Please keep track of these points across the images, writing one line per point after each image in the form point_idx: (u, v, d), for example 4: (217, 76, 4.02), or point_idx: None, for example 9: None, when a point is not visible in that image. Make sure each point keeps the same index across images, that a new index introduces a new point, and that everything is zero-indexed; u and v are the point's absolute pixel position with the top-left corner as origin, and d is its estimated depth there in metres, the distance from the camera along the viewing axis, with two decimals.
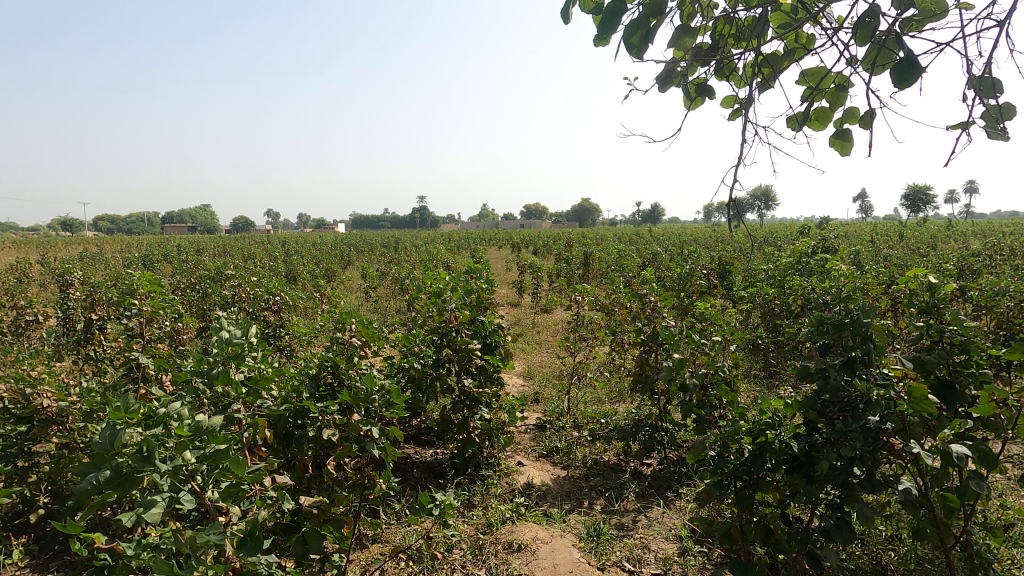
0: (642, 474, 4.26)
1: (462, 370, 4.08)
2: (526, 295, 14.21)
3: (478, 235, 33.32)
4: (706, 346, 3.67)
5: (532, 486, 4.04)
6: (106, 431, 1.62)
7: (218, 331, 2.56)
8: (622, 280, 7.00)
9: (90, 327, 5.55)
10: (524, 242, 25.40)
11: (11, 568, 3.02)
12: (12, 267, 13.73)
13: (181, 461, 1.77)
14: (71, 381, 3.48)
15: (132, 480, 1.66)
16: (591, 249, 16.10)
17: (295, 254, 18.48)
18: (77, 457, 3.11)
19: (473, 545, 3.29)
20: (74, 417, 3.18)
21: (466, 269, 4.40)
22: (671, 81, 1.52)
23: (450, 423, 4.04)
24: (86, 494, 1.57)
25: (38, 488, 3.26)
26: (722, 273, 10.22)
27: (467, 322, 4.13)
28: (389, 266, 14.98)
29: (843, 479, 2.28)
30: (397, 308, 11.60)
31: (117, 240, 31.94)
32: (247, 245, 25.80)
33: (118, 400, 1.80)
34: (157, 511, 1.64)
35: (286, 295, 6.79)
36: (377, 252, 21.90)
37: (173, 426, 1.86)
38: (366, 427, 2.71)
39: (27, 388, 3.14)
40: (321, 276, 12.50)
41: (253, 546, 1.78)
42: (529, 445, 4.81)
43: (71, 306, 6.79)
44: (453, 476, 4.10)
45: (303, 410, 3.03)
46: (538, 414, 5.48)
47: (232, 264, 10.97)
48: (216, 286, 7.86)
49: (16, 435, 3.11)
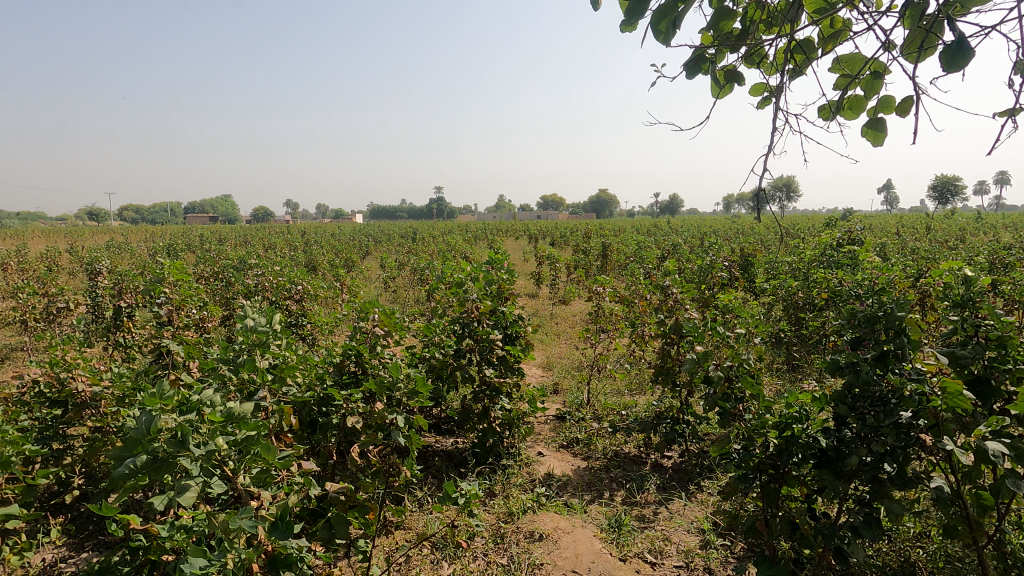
0: (664, 467, 4.24)
1: (484, 360, 4.06)
2: (543, 287, 14.20)
3: (496, 227, 33.27)
4: (730, 338, 3.57)
5: (552, 476, 4.04)
6: (142, 415, 1.65)
7: (244, 318, 2.59)
8: (642, 271, 6.91)
9: (119, 314, 5.66)
10: (541, 234, 25.33)
11: (49, 546, 3.10)
12: (45, 257, 14.16)
13: (214, 447, 1.81)
14: (103, 366, 3.55)
15: (168, 463, 1.69)
16: (611, 240, 15.96)
17: (312, 244, 18.71)
18: (110, 441, 3.18)
19: (495, 533, 3.32)
20: (107, 401, 3.25)
21: (488, 260, 4.41)
22: (699, 68, 1.51)
23: (471, 413, 4.06)
24: (123, 478, 1.61)
25: (73, 470, 3.34)
26: (744, 264, 10.10)
27: (488, 312, 4.12)
28: (406, 256, 15.00)
29: (872, 475, 2.24)
30: (416, 298, 11.68)
31: (143, 232, 32.65)
32: (269, 235, 26.07)
33: (152, 386, 1.82)
34: (190, 494, 1.67)
35: (307, 284, 6.87)
36: (395, 242, 21.89)
37: (205, 412, 1.88)
38: (391, 415, 2.75)
39: (62, 371, 3.22)
40: (340, 265, 12.59)
41: (284, 530, 1.83)
42: (549, 435, 4.82)
43: (100, 294, 6.96)
44: (475, 465, 4.12)
45: (327, 398, 3.09)
46: (557, 405, 5.47)
47: (253, 254, 11.05)
48: (239, 276, 7.95)
49: (53, 418, 3.20)
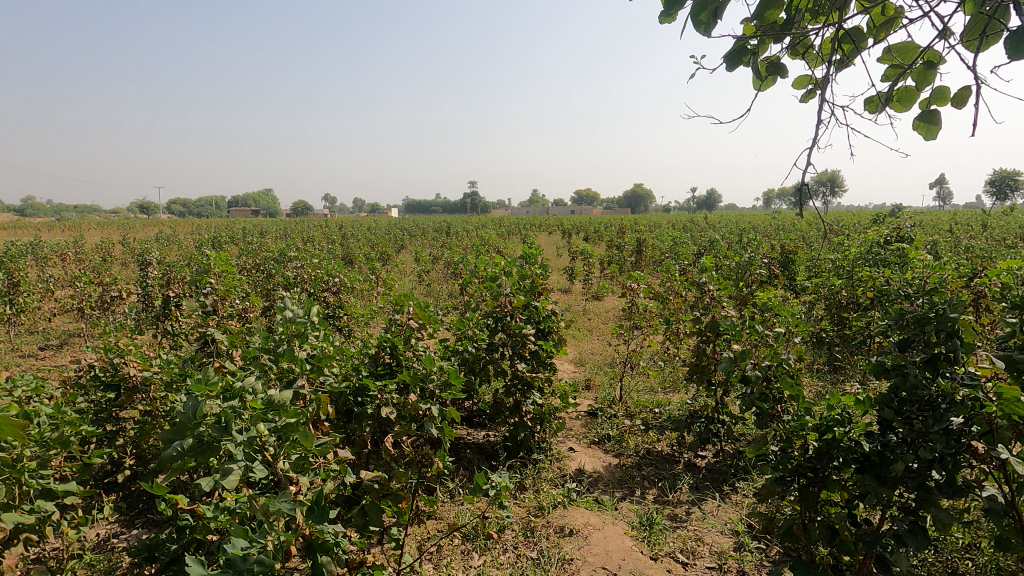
0: (697, 467, 4.17)
1: (517, 354, 4.07)
2: (577, 282, 14.12)
3: (529, 222, 33.21)
4: (769, 337, 3.47)
5: (583, 472, 4.03)
6: (189, 401, 1.74)
7: (284, 310, 2.67)
8: (678, 267, 6.79)
9: (167, 303, 5.91)
10: (575, 229, 25.16)
11: (103, 522, 3.28)
12: (99, 248, 14.87)
13: (255, 433, 1.87)
14: (153, 352, 3.72)
15: (212, 447, 1.75)
16: (646, 236, 15.72)
17: (349, 238, 19.07)
18: (159, 424, 3.33)
19: (525, 526, 3.34)
20: (156, 386, 3.40)
21: (521, 254, 4.41)
22: (741, 59, 1.47)
23: (502, 407, 4.08)
24: (171, 460, 1.69)
25: (125, 451, 3.52)
26: (785, 262, 9.81)
27: (521, 307, 4.12)
28: (440, 249, 15.13)
29: (918, 482, 2.16)
30: (450, 292, 11.78)
31: (189, 225, 33.92)
32: (307, 228, 26.74)
33: (198, 372, 1.90)
34: (233, 478, 1.74)
35: (344, 276, 7.01)
36: (430, 237, 22.11)
37: (248, 399, 1.95)
38: (424, 406, 2.79)
39: (116, 357, 3.39)
40: (376, 258, 12.80)
41: (320, 514, 1.80)
42: (580, 431, 4.80)
43: (150, 284, 7.27)
44: (506, 458, 4.15)
45: (363, 388, 3.16)
46: (589, 402, 5.44)
47: (292, 246, 11.34)
48: (279, 268, 8.17)
49: (107, 400, 3.38)
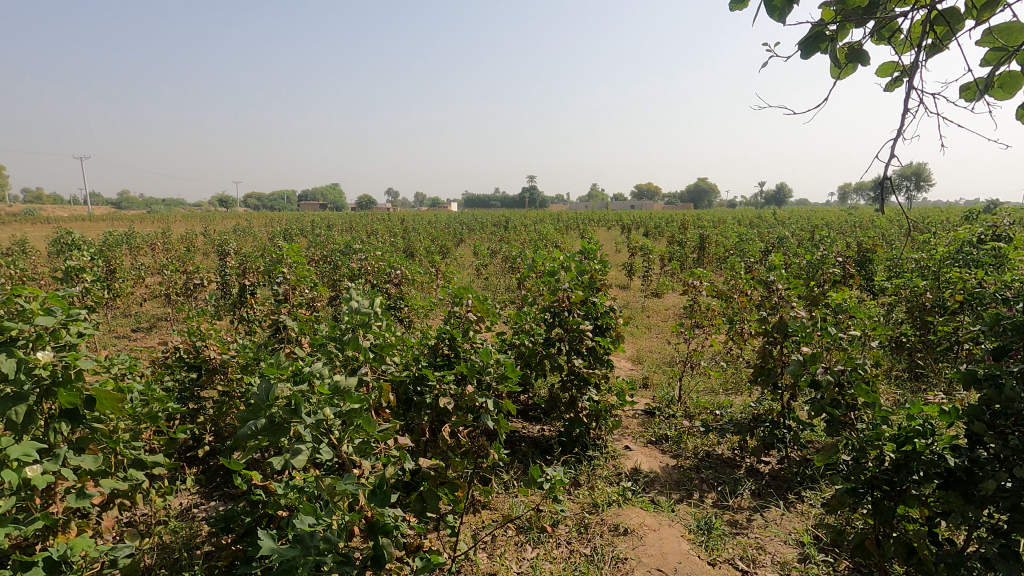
0: (761, 473, 4.01)
1: (573, 350, 4.04)
2: (635, 278, 13.84)
3: (588, 216, 32.90)
4: (843, 340, 3.28)
5: (639, 471, 3.96)
6: (262, 384, 1.85)
7: (350, 300, 2.77)
8: (743, 265, 6.52)
9: (243, 291, 6.27)
10: (634, 225, 24.67)
11: (184, 492, 3.54)
12: (184, 238, 15.99)
13: (322, 417, 1.96)
14: (230, 337, 3.96)
15: (283, 428, 1.86)
16: (709, 232, 15.18)
17: (410, 231, 19.55)
18: (234, 404, 3.55)
19: (579, 522, 3.33)
20: (233, 368, 3.62)
21: (580, 249, 4.37)
22: (818, 46, 1.39)
23: (558, 402, 4.08)
24: (246, 438, 1.81)
25: (205, 428, 3.77)
26: (862, 260, 9.21)
27: (579, 302, 4.08)
28: (498, 243, 15.23)
29: (1012, 503, 1.98)
30: (507, 285, 11.85)
31: (263, 217, 35.68)
32: (371, 221, 27.64)
33: (271, 357, 2.01)
34: (302, 458, 1.83)
35: (405, 268, 7.21)
36: (489, 230, 22.31)
37: (315, 384, 2.04)
38: (481, 398, 2.83)
39: (198, 340, 3.64)
40: (435, 251, 13.05)
41: (382, 498, 1.83)
42: (637, 430, 4.72)
43: (228, 273, 7.75)
44: (560, 453, 4.14)
45: (422, 378, 3.24)
46: (647, 400, 5.34)
47: (357, 239, 11.75)
48: (344, 259, 8.49)
49: (189, 380, 3.63)
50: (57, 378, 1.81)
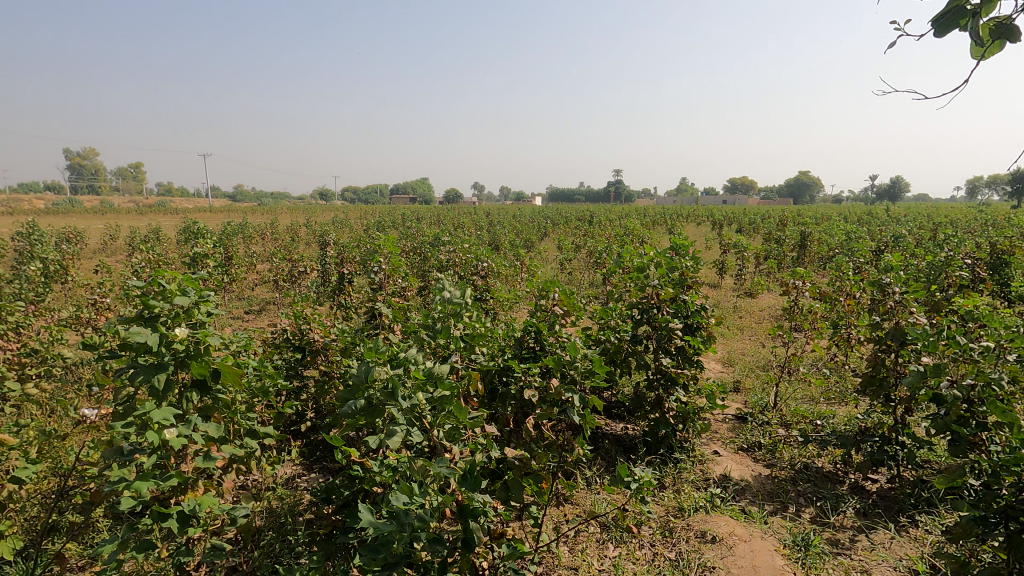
0: (868, 491, 3.69)
1: (661, 348, 3.93)
2: (727, 277, 13.18)
3: (676, 212, 31.74)
4: (974, 352, 2.93)
5: (729, 479, 3.79)
6: (361, 366, 1.95)
7: (442, 290, 2.86)
8: (852, 265, 6.01)
9: (342, 279, 6.68)
10: (727, 221, 23.48)
11: (290, 463, 3.84)
12: (290, 229, 17.29)
13: (416, 401, 2.04)
14: (331, 322, 4.23)
15: (379, 409, 1.95)
16: (812, 229, 14.11)
17: (495, 225, 19.85)
18: (334, 384, 3.80)
19: (664, 525, 3.24)
20: (333, 350, 3.88)
21: (671, 245, 4.23)
22: (960, 20, 1.26)
23: (643, 400, 3.99)
24: (347, 416, 1.93)
25: (307, 405, 4.08)
26: (996, 263, 8.17)
27: (669, 300, 3.95)
28: (582, 238, 15.09)
29: None
30: (591, 281, 11.72)
31: (359, 209, 37.78)
32: (458, 215, 28.36)
33: (370, 340, 2.11)
34: (397, 439, 1.92)
35: (492, 261, 7.34)
36: (572, 224, 22.14)
37: (411, 368, 2.13)
38: (568, 393, 2.83)
39: (304, 323, 3.93)
40: (520, 245, 13.17)
41: (473, 484, 1.79)
42: (726, 435, 4.52)
43: (329, 262, 8.29)
44: (644, 453, 4.05)
45: (508, 369, 3.29)
46: (738, 405, 5.09)
47: (445, 232, 12.11)
48: (434, 251, 8.80)
49: (295, 360, 3.94)
50: (190, 352, 2.03)
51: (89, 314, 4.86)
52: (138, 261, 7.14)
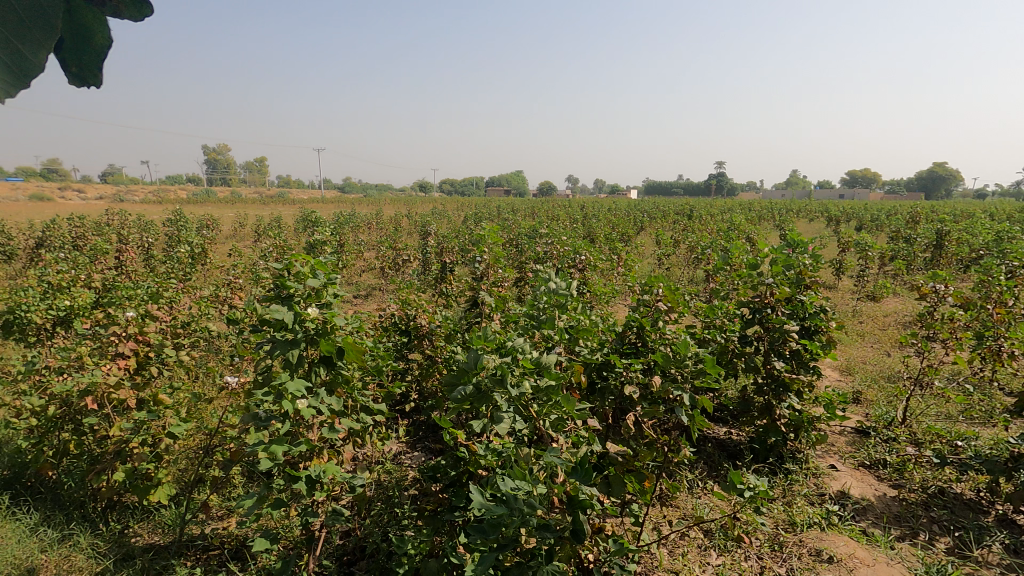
0: (1021, 526, 3.25)
1: (774, 351, 3.69)
2: (845, 277, 12.08)
3: (786, 207, 29.54)
4: None
5: (848, 496, 3.50)
6: (472, 353, 2.01)
7: (548, 281, 2.87)
8: (1007, 268, 5.26)
9: (445, 268, 6.92)
10: (846, 216, 21.49)
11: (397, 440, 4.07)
12: (395, 220, 18.22)
13: (524, 390, 2.06)
14: (436, 308, 4.41)
15: (487, 396, 2.00)
16: (952, 227, 12.52)
17: (590, 218, 19.62)
18: (438, 368, 3.96)
19: (773, 539, 3.06)
20: (438, 336, 4.03)
21: (788, 241, 3.94)
22: None
23: (751, 405, 3.77)
24: (457, 400, 1.99)
25: (413, 386, 4.29)
26: None
27: (784, 300, 3.69)
28: (683, 233, 14.49)
29: None
30: (691, 277, 11.24)
31: (457, 201, 38.82)
32: (553, 207, 28.31)
33: (480, 328, 2.16)
34: (504, 426, 1.97)
35: (590, 254, 7.26)
36: (671, 218, 21.32)
37: (519, 357, 2.16)
38: (676, 392, 2.74)
39: (412, 309, 4.12)
40: (616, 239, 12.91)
41: (583, 476, 1.76)
42: (845, 449, 4.17)
43: (431, 252, 8.62)
44: (751, 461, 3.84)
45: (609, 364, 3.24)
46: (859, 418, 4.66)
47: (542, 224, 12.15)
48: (531, 243, 8.87)
49: (403, 343, 4.15)
50: (318, 330, 2.21)
51: (227, 292, 5.43)
52: (266, 246, 7.86)
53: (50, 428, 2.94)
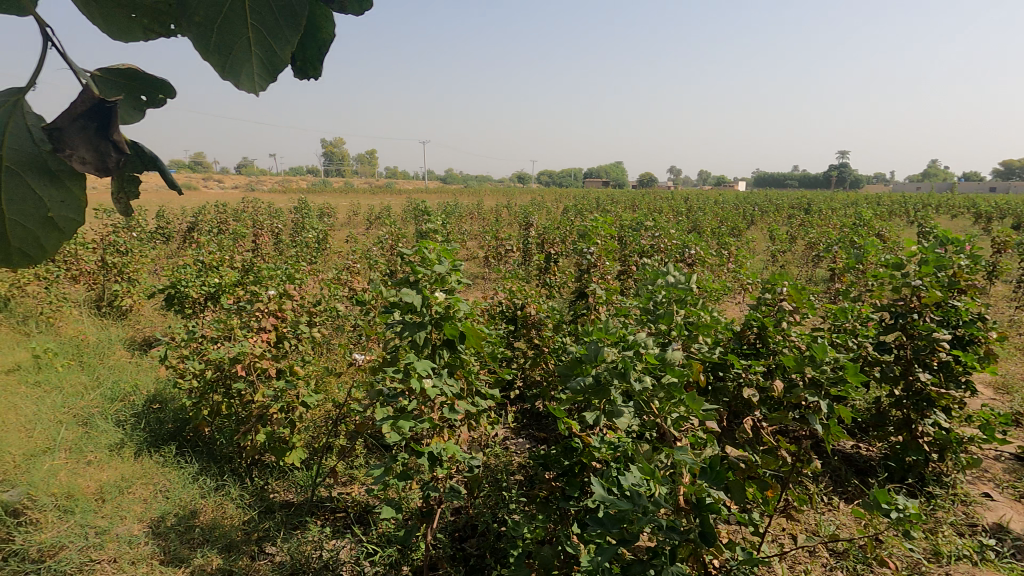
0: None
1: (918, 361, 3.32)
2: (999, 282, 10.59)
3: (924, 201, 26.38)
4: None
5: (1006, 530, 3.08)
6: (592, 346, 1.98)
7: (667, 275, 2.78)
8: None
9: (549, 259, 6.95)
10: (1000, 212, 18.78)
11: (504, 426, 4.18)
12: (496, 210, 18.58)
13: (646, 386, 2.00)
14: (544, 299, 4.44)
15: (606, 389, 1.97)
16: None
17: (696, 210, 18.76)
18: (545, 358, 3.99)
19: (912, 567, 2.78)
20: (546, 326, 4.07)
21: (940, 239, 3.52)
22: None
23: (887, 419, 3.44)
24: (575, 391, 1.98)
25: (520, 374, 4.37)
26: None
27: (934, 305, 3.31)
28: (800, 228, 13.44)
29: None
30: (809, 276, 10.42)
31: (556, 193, 38.78)
32: (656, 200, 27.44)
33: (602, 320, 2.13)
34: (623, 419, 1.93)
35: (700, 249, 6.95)
36: (786, 212, 19.83)
37: (642, 352, 2.11)
38: (810, 398, 2.56)
39: (521, 299, 4.18)
40: (726, 233, 12.25)
41: (714, 479, 1.60)
42: (1001, 476, 3.68)
43: (534, 242, 8.69)
44: (885, 480, 3.51)
45: (726, 364, 3.09)
46: (1020, 442, 4.09)
47: (646, 216, 11.81)
48: (636, 235, 8.66)
49: (511, 332, 4.23)
50: (442, 314, 2.30)
51: (347, 276, 5.84)
52: (381, 234, 8.34)
53: (207, 390, 3.33)
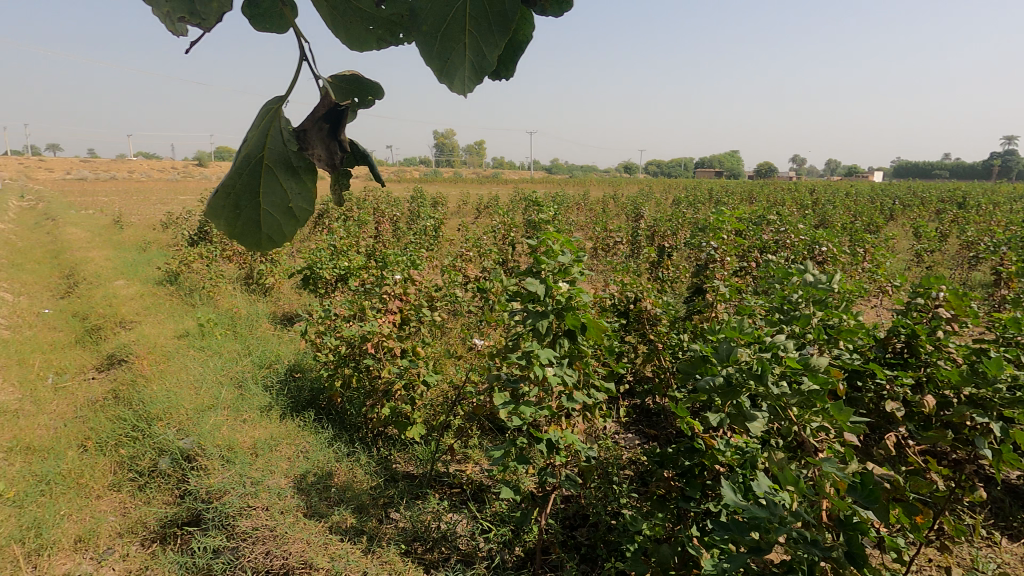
0: None
1: None
2: None
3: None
4: None
5: None
6: (725, 346, 1.92)
7: (805, 274, 2.58)
8: None
9: (661, 252, 6.75)
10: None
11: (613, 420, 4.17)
12: (604, 201, 18.31)
13: (785, 390, 1.87)
14: (658, 294, 4.33)
15: (738, 389, 1.87)
16: None
17: (824, 203, 17.20)
18: (659, 354, 3.90)
19: None
20: (662, 322, 3.96)
21: None
22: None
23: None
24: (705, 389, 1.91)
25: (631, 369, 4.32)
26: None
27: None
28: (954, 224, 11.83)
29: None
30: (964, 279, 9.17)
31: (665, 183, 37.40)
32: (776, 191, 25.50)
33: (735, 318, 2.04)
34: (758, 424, 1.84)
35: (832, 245, 6.36)
36: (935, 206, 17.54)
37: (781, 355, 1.98)
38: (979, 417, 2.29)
39: (635, 292, 4.11)
40: (861, 228, 11.11)
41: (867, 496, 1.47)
42: None
43: (645, 234, 8.46)
44: None
45: (867, 373, 2.82)
46: None
47: (767, 209, 11.04)
48: (757, 229, 8.13)
49: (624, 326, 4.17)
50: (564, 303, 2.32)
51: (462, 262, 6.07)
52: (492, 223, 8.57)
53: (340, 364, 3.65)
